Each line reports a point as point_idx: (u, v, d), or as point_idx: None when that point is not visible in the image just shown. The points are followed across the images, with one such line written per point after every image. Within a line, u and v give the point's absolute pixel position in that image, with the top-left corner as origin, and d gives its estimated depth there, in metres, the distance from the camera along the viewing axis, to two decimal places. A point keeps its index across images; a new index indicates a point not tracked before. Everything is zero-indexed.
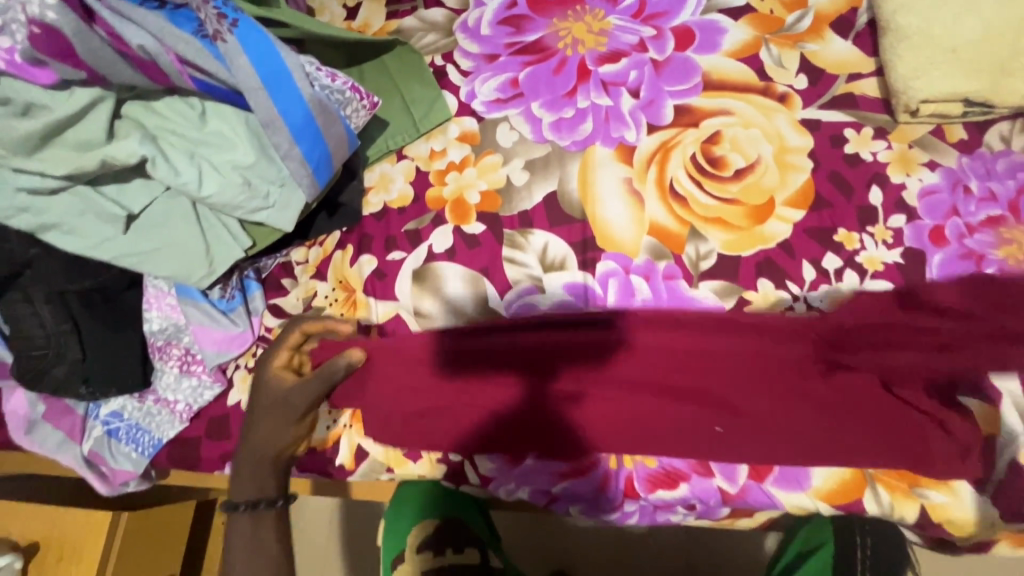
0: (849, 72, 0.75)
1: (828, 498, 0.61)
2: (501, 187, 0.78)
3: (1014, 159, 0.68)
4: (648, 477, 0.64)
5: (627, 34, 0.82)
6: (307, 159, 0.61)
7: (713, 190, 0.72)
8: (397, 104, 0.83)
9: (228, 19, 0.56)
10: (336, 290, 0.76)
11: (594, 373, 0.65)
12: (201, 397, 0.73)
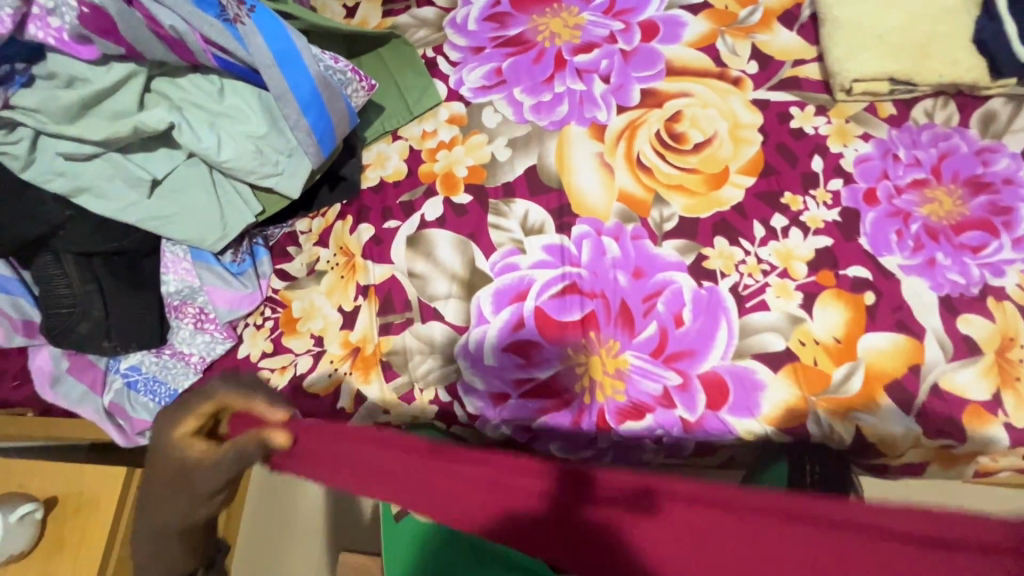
0: (794, 58, 0.85)
1: (777, 422, 0.68)
2: (486, 162, 0.86)
3: (936, 131, 0.77)
4: (618, 410, 0.71)
5: (598, 28, 0.92)
6: (314, 130, 0.69)
7: (674, 161, 0.81)
8: (392, 91, 0.91)
9: (247, 6, 0.64)
10: (337, 256, 0.84)
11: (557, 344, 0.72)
12: (213, 351, 0.80)
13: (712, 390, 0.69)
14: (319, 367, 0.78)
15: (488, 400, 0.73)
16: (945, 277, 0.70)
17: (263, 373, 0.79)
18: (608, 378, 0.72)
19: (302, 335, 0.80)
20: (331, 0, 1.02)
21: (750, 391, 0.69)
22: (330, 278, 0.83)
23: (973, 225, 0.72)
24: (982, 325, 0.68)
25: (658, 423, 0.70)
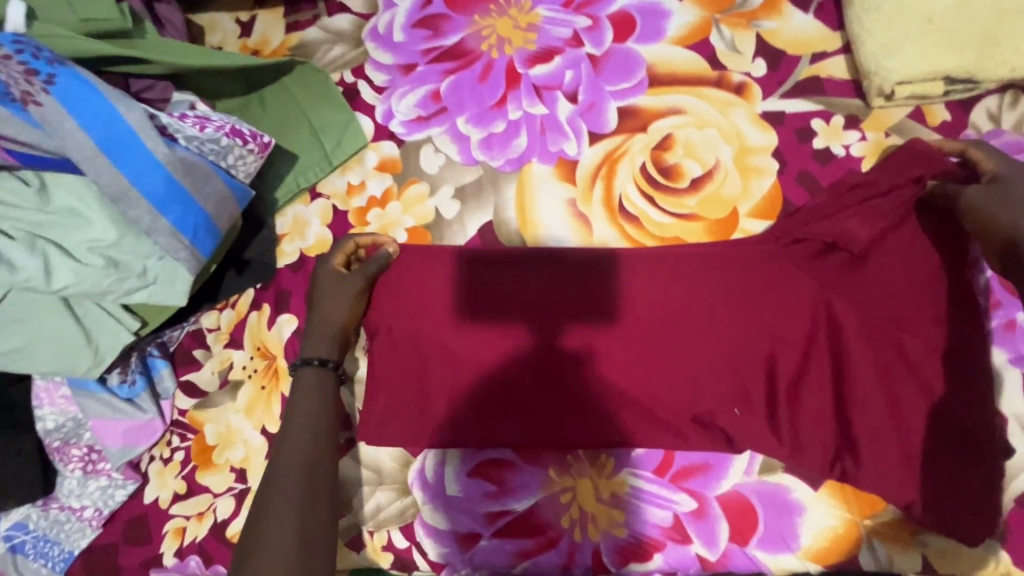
0: (813, 51, 0.65)
1: (820, 558, 0.53)
2: (430, 221, 0.68)
3: (1006, 140, 0.59)
4: (618, 548, 0.55)
5: (558, 28, 0.71)
6: (179, 229, 0.51)
7: (667, 207, 0.63)
8: (305, 134, 0.72)
9: (40, 75, 0.46)
10: (254, 359, 0.67)
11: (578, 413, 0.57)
12: (112, 499, 0.64)
13: (736, 518, 0.54)
14: (243, 511, 0.62)
15: (454, 543, 0.58)
16: None
17: (177, 520, 0.63)
18: (604, 508, 0.56)
19: (219, 468, 0.64)
20: (220, 13, 0.79)
21: (787, 510, 0.54)
22: (248, 390, 0.66)
23: None
24: None
25: (670, 563, 0.55)
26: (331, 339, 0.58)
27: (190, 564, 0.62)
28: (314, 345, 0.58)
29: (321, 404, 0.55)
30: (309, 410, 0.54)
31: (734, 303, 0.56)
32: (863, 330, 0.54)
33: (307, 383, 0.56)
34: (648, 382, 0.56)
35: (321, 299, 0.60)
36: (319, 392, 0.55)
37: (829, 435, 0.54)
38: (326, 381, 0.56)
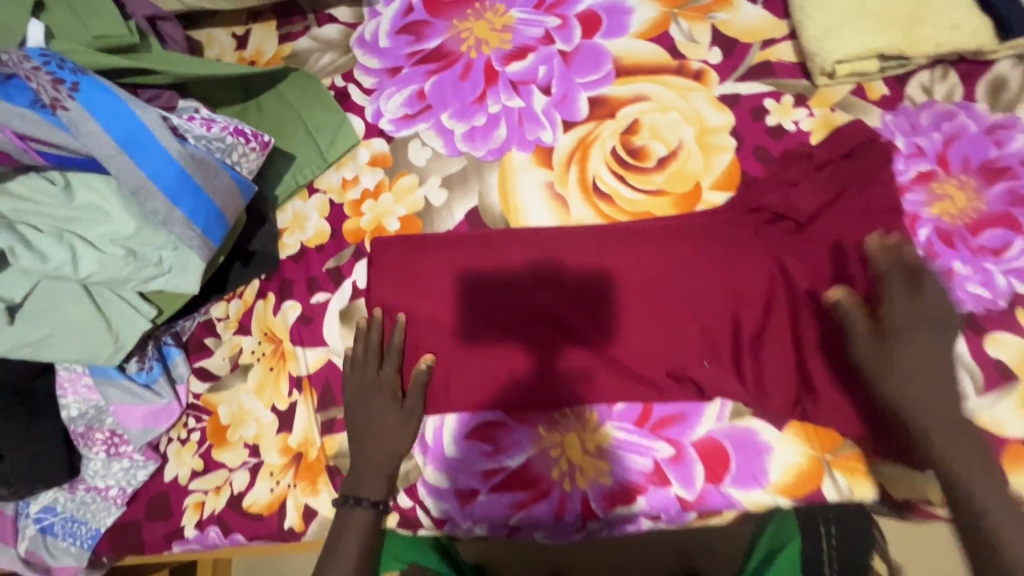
0: (763, 38, 0.71)
1: (787, 491, 0.58)
2: (420, 209, 0.74)
3: (938, 110, 0.65)
4: (605, 494, 0.60)
5: (530, 28, 0.77)
6: (192, 220, 0.56)
7: (637, 184, 0.69)
8: (301, 135, 0.77)
9: (67, 83, 0.51)
10: (262, 344, 0.72)
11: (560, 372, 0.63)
12: (134, 478, 0.68)
13: (709, 460, 0.59)
14: (258, 483, 0.67)
15: (454, 500, 0.63)
16: (965, 290, 0.59)
17: (196, 495, 0.68)
18: (589, 458, 0.61)
19: (234, 445, 0.69)
20: (217, 29, 0.86)
21: (755, 450, 0.59)
22: (258, 373, 0.71)
23: (990, 223, 0.61)
24: (1013, 345, 0.58)
25: (652, 505, 0.60)
26: (377, 474, 0.62)
27: (210, 535, 0.67)
28: (365, 485, 0.62)
29: (363, 544, 0.60)
30: (352, 548, 0.60)
31: (701, 267, 0.62)
32: (812, 284, 0.60)
33: (357, 524, 0.60)
34: (624, 343, 0.62)
35: (368, 423, 0.63)
36: (363, 531, 0.60)
37: (789, 376, 0.59)
38: (370, 523, 0.61)
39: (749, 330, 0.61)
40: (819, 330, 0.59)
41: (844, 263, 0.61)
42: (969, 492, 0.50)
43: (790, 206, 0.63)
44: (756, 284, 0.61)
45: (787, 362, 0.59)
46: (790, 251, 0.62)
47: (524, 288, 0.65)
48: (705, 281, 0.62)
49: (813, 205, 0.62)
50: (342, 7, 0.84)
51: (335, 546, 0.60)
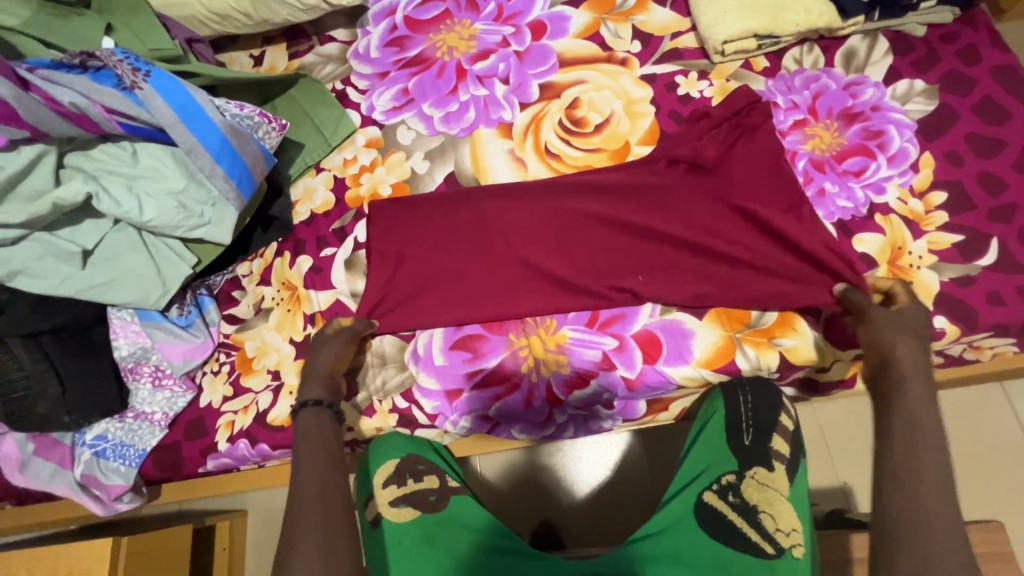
0: (672, 32, 0.91)
1: (708, 365, 0.72)
2: (407, 177, 0.91)
3: (807, 75, 0.84)
4: (565, 382, 0.75)
5: (491, 35, 0.97)
6: (230, 176, 0.73)
7: (579, 145, 0.87)
8: (309, 127, 0.96)
9: (142, 71, 0.70)
10: (281, 291, 0.87)
11: (525, 289, 0.78)
12: (175, 405, 0.82)
13: (646, 346, 0.74)
14: (279, 400, 0.80)
15: (443, 398, 0.77)
16: (835, 204, 0.76)
17: (227, 416, 0.81)
18: (551, 354, 0.75)
19: (259, 372, 0.83)
20: (238, 52, 1.06)
21: (680, 336, 0.74)
22: (277, 314, 0.86)
23: (853, 152, 0.78)
24: (874, 241, 0.74)
25: (603, 387, 0.74)
26: (325, 386, 0.72)
27: (240, 446, 0.80)
28: (312, 388, 0.72)
29: (327, 435, 0.67)
30: (322, 438, 0.66)
31: (632, 201, 0.79)
32: (716, 208, 0.77)
33: (307, 420, 0.68)
34: (574, 263, 0.78)
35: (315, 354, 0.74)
36: (321, 427, 0.67)
37: (704, 276, 0.74)
38: (327, 419, 0.69)
39: (672, 249, 0.76)
40: (723, 237, 0.75)
41: (740, 193, 0.77)
42: (905, 398, 0.59)
43: (698, 154, 0.80)
44: (674, 209, 0.78)
45: (705, 269, 0.75)
46: (699, 185, 0.79)
47: (493, 229, 0.81)
48: (634, 213, 0.78)
49: (715, 156, 0.80)
50: (340, 29, 1.04)
51: (305, 438, 0.66)
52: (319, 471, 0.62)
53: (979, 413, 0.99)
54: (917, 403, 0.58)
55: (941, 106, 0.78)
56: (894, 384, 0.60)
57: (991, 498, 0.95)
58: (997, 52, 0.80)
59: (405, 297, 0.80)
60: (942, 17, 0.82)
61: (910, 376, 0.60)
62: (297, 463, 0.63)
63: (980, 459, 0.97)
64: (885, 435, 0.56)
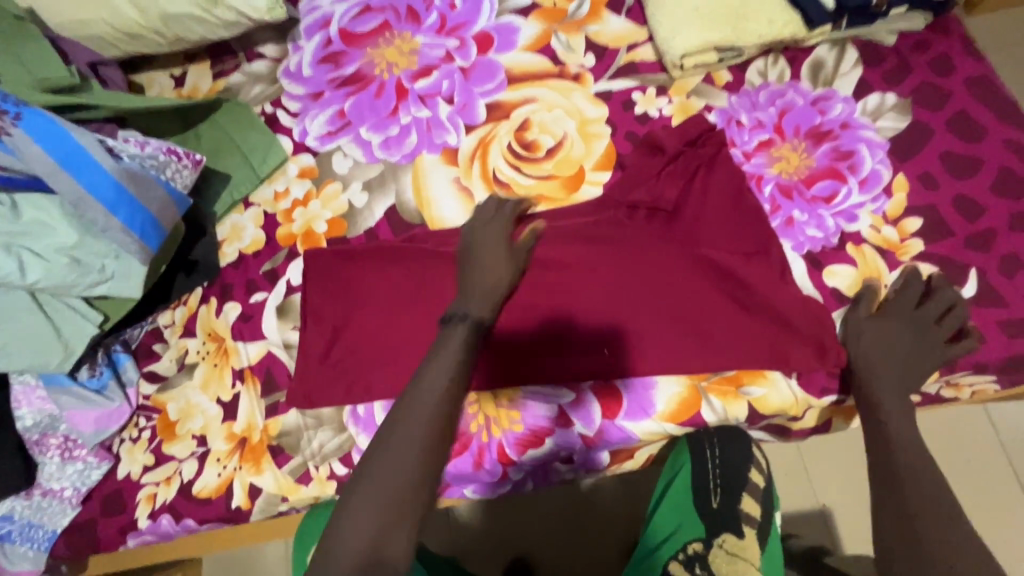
0: (628, 43, 0.84)
1: (671, 418, 0.67)
2: (345, 211, 0.83)
3: (772, 89, 0.78)
4: (517, 440, 0.68)
5: (433, 49, 0.89)
6: (130, 227, 0.65)
7: (530, 172, 0.79)
8: (236, 157, 0.87)
9: (12, 115, 0.62)
10: (206, 343, 0.79)
11: None
12: (88, 479, 0.73)
13: (605, 398, 0.68)
14: (206, 469, 0.73)
15: None
16: (804, 233, 0.70)
17: (148, 488, 0.73)
18: (503, 410, 0.69)
19: (183, 438, 0.75)
20: (157, 72, 0.96)
21: (641, 385, 0.68)
22: (203, 370, 0.78)
23: (822, 175, 0.72)
24: (845, 274, 0.68)
25: (559, 444, 0.68)
26: (484, 300, 0.62)
27: (162, 523, 0.72)
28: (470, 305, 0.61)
29: (464, 354, 0.57)
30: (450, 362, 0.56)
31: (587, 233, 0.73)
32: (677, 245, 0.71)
33: (453, 340, 0.58)
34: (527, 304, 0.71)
35: (483, 248, 0.67)
36: (462, 348, 0.58)
37: (667, 319, 0.68)
38: (470, 336, 0.59)
39: (631, 288, 0.70)
40: (684, 276, 0.69)
41: (703, 226, 0.71)
42: (881, 409, 0.61)
43: (656, 197, 0.73)
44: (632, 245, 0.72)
45: (668, 315, 0.68)
46: (656, 219, 0.73)
47: (436, 279, 0.75)
48: (591, 246, 0.72)
49: (674, 190, 0.73)
50: (270, 45, 0.95)
51: (434, 360, 0.56)
52: (420, 414, 0.53)
53: (956, 430, 0.96)
54: (892, 420, 0.60)
55: (914, 122, 0.73)
56: (870, 397, 0.62)
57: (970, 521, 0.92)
58: (971, 61, 0.75)
59: (349, 348, 0.75)
60: (913, 24, 0.77)
61: (886, 388, 0.62)
62: (412, 393, 0.55)
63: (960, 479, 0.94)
64: (878, 472, 0.59)
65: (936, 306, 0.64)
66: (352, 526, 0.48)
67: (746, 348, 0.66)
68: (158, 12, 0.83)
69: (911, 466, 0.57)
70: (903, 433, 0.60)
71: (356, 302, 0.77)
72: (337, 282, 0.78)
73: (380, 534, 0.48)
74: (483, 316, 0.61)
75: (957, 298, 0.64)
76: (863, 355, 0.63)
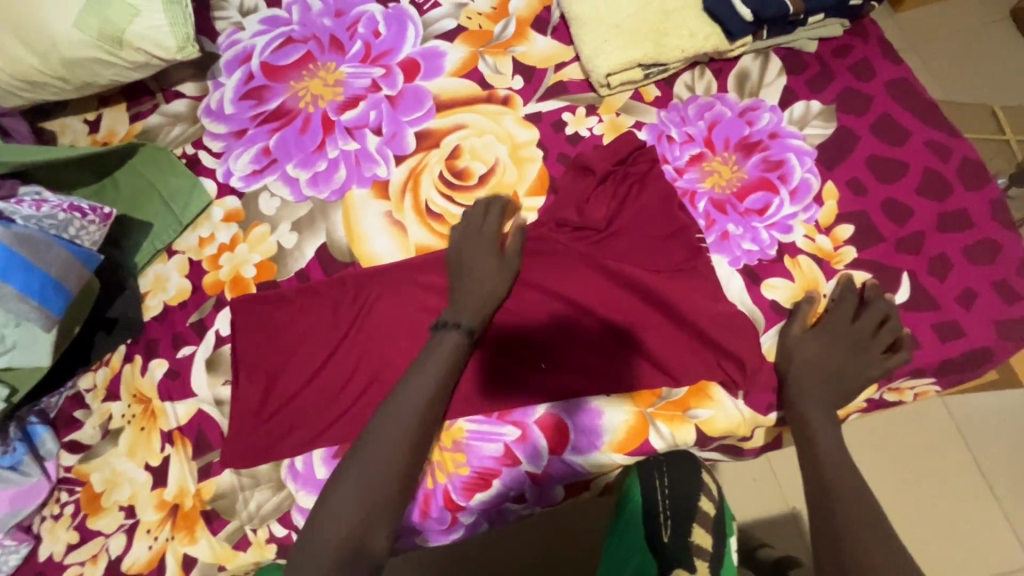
0: (555, 63, 0.83)
1: (619, 448, 0.65)
2: (273, 254, 0.79)
3: (700, 102, 0.77)
4: (463, 485, 0.65)
5: (359, 79, 0.86)
6: (25, 292, 0.62)
7: (463, 201, 0.77)
8: (158, 204, 0.83)
9: None
10: (132, 406, 0.74)
11: None
12: (5, 565, 0.68)
13: (551, 433, 0.65)
14: (135, 543, 0.68)
15: None
16: (740, 247, 0.69)
17: (73, 569, 0.68)
18: (447, 454, 0.66)
19: (109, 511, 0.70)
20: (70, 118, 0.91)
21: (587, 416, 0.65)
22: (128, 435, 0.73)
23: (754, 188, 0.71)
24: (783, 287, 0.67)
25: (507, 484, 0.66)
26: (477, 309, 0.65)
27: None
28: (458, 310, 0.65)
29: (448, 367, 0.63)
30: (445, 361, 0.63)
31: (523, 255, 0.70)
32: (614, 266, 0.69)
33: (445, 344, 0.64)
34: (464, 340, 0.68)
35: (474, 266, 0.67)
36: (452, 351, 0.63)
37: (607, 346, 0.67)
38: (460, 346, 0.64)
39: (573, 316, 0.68)
40: (622, 301, 0.68)
41: (638, 247, 0.70)
42: (808, 425, 0.60)
43: (586, 217, 0.71)
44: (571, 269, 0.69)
45: (608, 341, 0.67)
46: (588, 243, 0.71)
47: (372, 324, 0.72)
48: (527, 274, 0.69)
49: (606, 211, 0.71)
50: (188, 83, 0.91)
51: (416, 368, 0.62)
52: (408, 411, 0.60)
53: (899, 433, 0.96)
54: (824, 437, 0.59)
55: (839, 129, 0.73)
56: (797, 414, 0.61)
57: (921, 522, 0.92)
58: (891, 64, 0.76)
59: (284, 399, 0.71)
60: (832, 30, 0.77)
61: (813, 404, 0.61)
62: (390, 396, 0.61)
63: (903, 478, 0.94)
64: (810, 492, 0.57)
65: (871, 317, 0.64)
66: (335, 523, 0.56)
67: (688, 372, 0.65)
68: (58, 56, 0.78)
69: (839, 479, 0.56)
70: (831, 446, 0.59)
71: (288, 349, 0.73)
72: (264, 329, 0.74)
73: (361, 526, 0.56)
74: (474, 325, 0.65)
75: (890, 308, 0.64)
76: (793, 371, 0.62)
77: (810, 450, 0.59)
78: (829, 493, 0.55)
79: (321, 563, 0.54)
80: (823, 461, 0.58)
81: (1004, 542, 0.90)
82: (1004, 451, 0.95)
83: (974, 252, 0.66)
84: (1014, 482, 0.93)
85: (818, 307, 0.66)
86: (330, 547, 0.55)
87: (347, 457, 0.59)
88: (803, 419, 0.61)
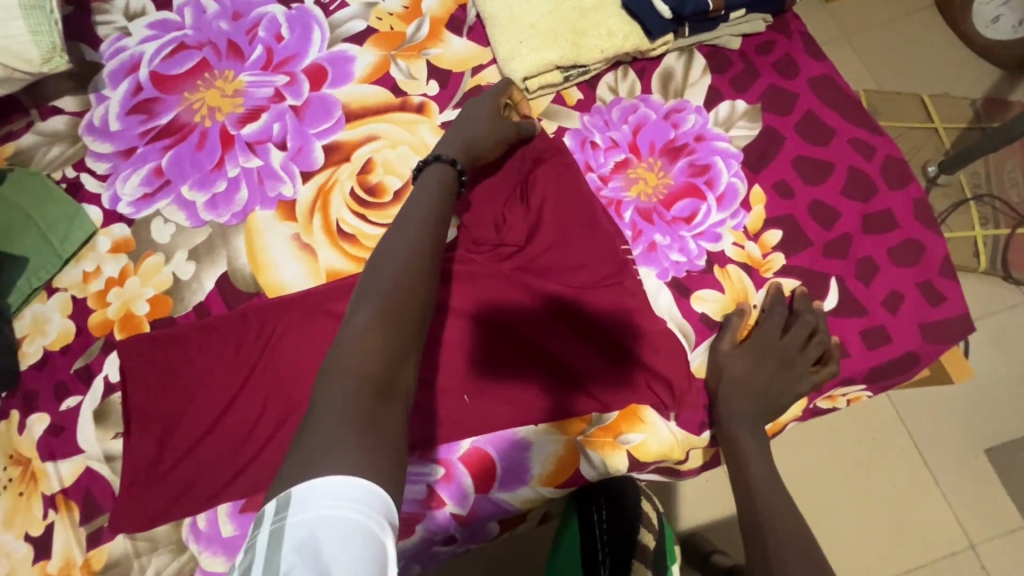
0: (472, 66, 0.77)
1: (549, 481, 0.61)
2: (168, 286, 0.71)
3: (624, 105, 0.73)
4: None
5: (261, 89, 0.79)
6: None
7: (377, 220, 0.72)
8: (33, 236, 0.73)
9: None
10: (8, 469, 0.66)
11: None
12: None
13: (476, 471, 0.61)
14: None
15: None
16: (669, 257, 0.66)
17: None
18: None
19: None
20: None
21: (514, 449, 0.61)
22: (5, 502, 0.64)
23: (681, 194, 0.68)
24: (713, 300, 0.64)
25: (432, 529, 0.61)
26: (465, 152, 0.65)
27: None
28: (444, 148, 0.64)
29: (442, 193, 0.60)
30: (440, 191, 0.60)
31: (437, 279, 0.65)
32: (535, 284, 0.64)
33: (436, 174, 0.61)
34: None
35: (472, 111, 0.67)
36: (443, 182, 0.61)
37: (531, 374, 0.62)
38: (449, 177, 0.62)
39: (495, 342, 0.63)
40: (546, 322, 0.63)
41: (561, 262, 0.65)
42: (739, 449, 0.58)
43: (504, 235, 0.67)
44: (491, 292, 0.64)
45: (530, 369, 0.62)
46: (508, 261, 0.66)
47: (277, 362, 0.66)
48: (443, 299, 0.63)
49: (524, 227, 0.67)
50: (67, 97, 0.81)
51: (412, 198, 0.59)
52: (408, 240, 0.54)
53: (844, 427, 0.97)
54: (753, 461, 0.57)
55: (764, 129, 0.71)
56: (728, 438, 0.59)
57: (866, 514, 0.92)
58: (813, 60, 0.74)
59: (182, 450, 0.64)
60: (754, 26, 0.74)
61: (743, 426, 0.59)
62: (380, 256, 0.54)
63: (848, 471, 0.94)
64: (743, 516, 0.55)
65: (800, 330, 0.61)
66: (364, 350, 0.46)
67: (619, 394, 0.61)
68: None
69: (769, 504, 0.53)
70: (761, 464, 0.57)
71: (184, 393, 0.66)
72: (156, 372, 0.66)
73: (391, 360, 0.46)
74: (459, 160, 0.63)
75: (818, 320, 0.62)
76: (722, 391, 0.60)
77: (740, 477, 0.57)
78: (758, 516, 0.53)
79: (353, 396, 0.44)
80: (754, 484, 0.55)
81: (947, 528, 0.91)
82: (942, 438, 0.96)
83: (899, 252, 0.65)
84: (952, 468, 0.95)
85: (748, 320, 0.64)
86: (355, 378, 0.44)
87: (355, 296, 0.51)
88: (735, 443, 0.58)
